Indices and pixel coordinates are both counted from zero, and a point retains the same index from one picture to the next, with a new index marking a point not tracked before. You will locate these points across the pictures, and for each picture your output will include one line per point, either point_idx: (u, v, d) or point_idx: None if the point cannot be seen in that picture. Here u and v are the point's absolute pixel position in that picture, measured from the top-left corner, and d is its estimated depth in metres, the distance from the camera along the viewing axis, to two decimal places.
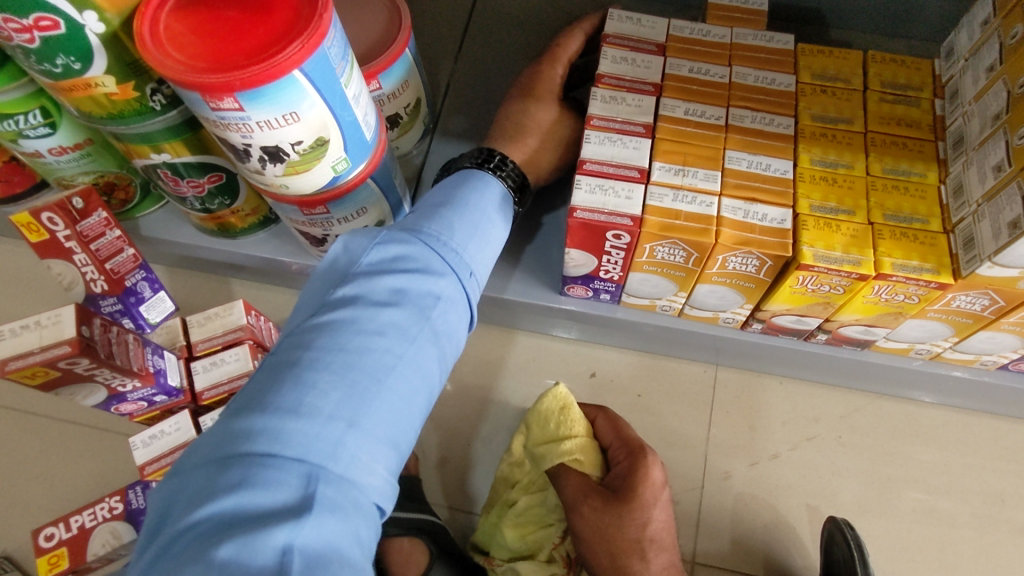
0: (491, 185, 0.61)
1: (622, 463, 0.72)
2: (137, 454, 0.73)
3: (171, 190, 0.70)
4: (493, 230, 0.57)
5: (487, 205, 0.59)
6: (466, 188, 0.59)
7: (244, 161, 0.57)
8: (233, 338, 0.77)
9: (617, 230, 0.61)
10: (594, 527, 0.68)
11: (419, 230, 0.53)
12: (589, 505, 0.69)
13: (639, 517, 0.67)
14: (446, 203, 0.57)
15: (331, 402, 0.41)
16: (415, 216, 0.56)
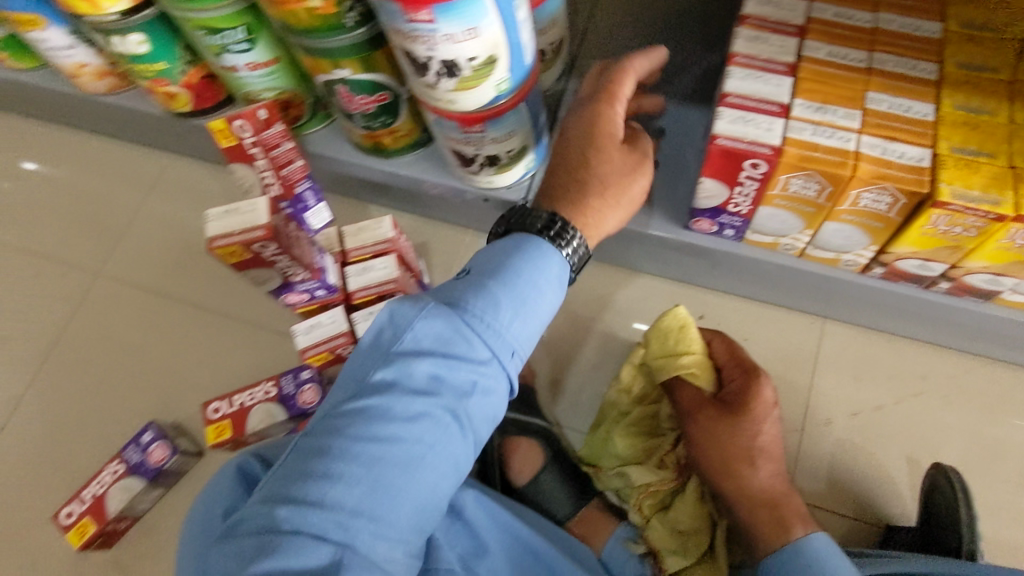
0: (552, 259, 0.59)
1: (734, 380, 0.80)
2: (300, 339, 0.84)
3: (344, 105, 0.79)
4: (546, 300, 0.58)
5: (535, 269, 0.58)
6: (520, 251, 0.59)
7: (421, 75, 0.64)
8: (382, 249, 0.86)
9: (756, 159, 0.65)
10: (711, 435, 0.76)
11: (459, 305, 0.55)
12: (705, 415, 0.77)
13: (751, 430, 0.75)
14: (491, 270, 0.58)
15: (352, 499, 0.47)
16: (458, 284, 0.58)
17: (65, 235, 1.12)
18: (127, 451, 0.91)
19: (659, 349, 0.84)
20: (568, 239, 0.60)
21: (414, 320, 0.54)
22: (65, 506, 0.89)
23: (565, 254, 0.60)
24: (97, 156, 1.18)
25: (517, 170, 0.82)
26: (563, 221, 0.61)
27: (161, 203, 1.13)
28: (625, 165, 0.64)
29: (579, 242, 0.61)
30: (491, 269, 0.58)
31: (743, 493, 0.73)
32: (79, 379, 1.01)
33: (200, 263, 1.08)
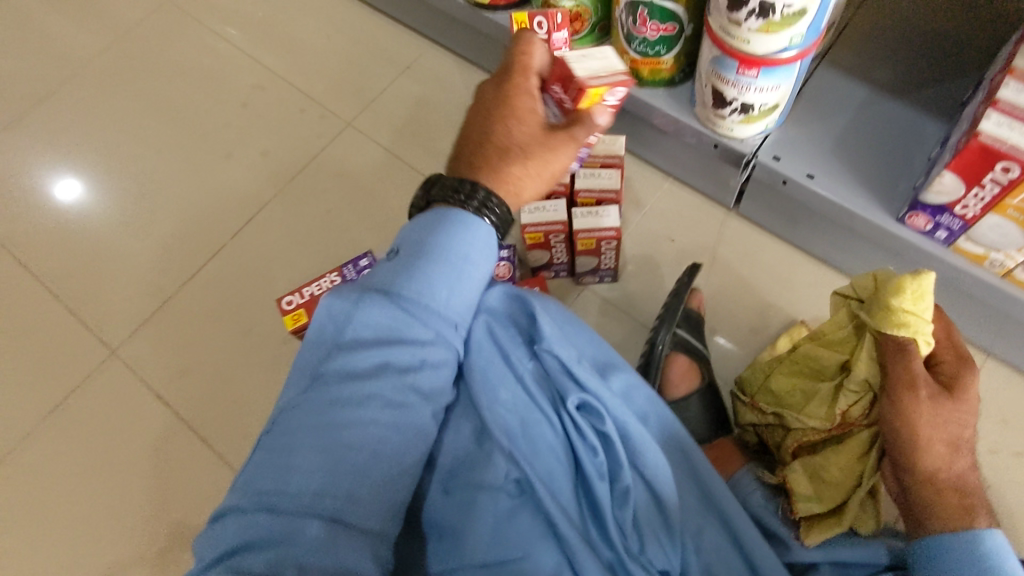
0: (478, 227, 0.64)
1: (946, 364, 0.74)
2: (523, 216, 0.96)
3: (633, 27, 0.89)
4: (475, 268, 0.64)
5: (466, 242, 0.64)
6: (435, 228, 0.63)
7: (733, 10, 0.74)
8: (612, 161, 0.97)
9: (1010, 163, 0.71)
10: (922, 414, 0.68)
11: (392, 290, 0.61)
12: (924, 394, 0.69)
13: (957, 419, 0.69)
14: (427, 251, 0.62)
15: (311, 462, 0.52)
16: (393, 261, 0.63)
17: (329, 84, 1.30)
18: (346, 268, 1.09)
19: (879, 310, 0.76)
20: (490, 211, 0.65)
21: (364, 310, 0.59)
22: (288, 295, 1.09)
23: (485, 222, 0.65)
24: (369, 28, 1.35)
25: (758, 125, 0.90)
26: (488, 192, 0.66)
27: (410, 81, 1.29)
28: (543, 134, 0.69)
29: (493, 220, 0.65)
30: (426, 247, 0.63)
31: (930, 476, 0.68)
32: (314, 203, 1.20)
33: (430, 139, 1.24)
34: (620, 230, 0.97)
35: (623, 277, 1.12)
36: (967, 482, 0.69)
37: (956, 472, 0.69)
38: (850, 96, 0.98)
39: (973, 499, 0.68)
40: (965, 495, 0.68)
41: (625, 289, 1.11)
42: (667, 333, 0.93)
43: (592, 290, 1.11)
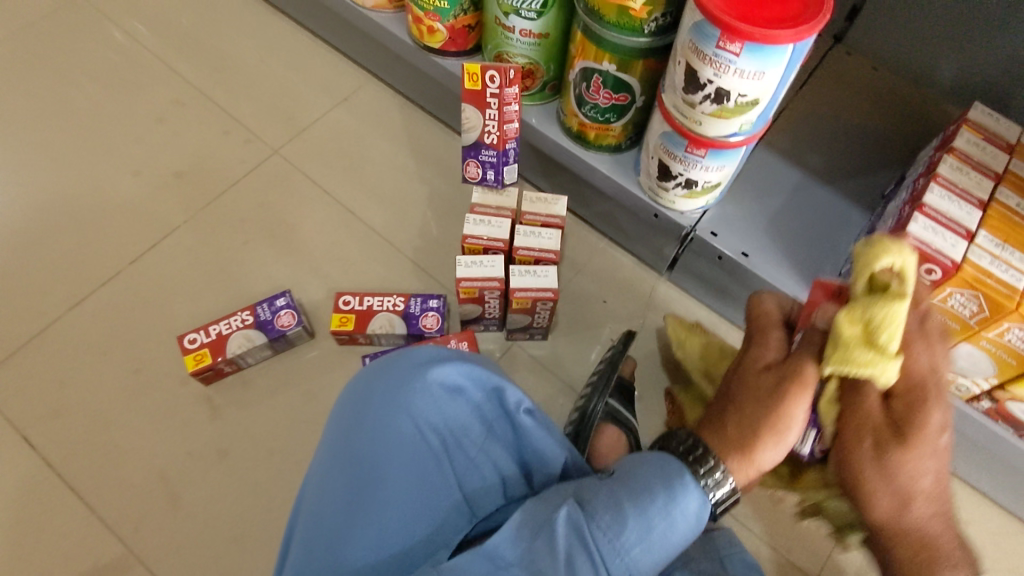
0: (692, 493, 0.58)
1: (900, 402, 0.62)
2: (459, 269, 0.93)
3: (585, 93, 0.89)
4: (680, 520, 0.57)
5: (646, 478, 0.59)
6: (665, 482, 0.58)
7: (689, 91, 0.74)
8: (553, 220, 0.96)
9: (934, 265, 0.74)
10: (882, 470, 0.60)
11: (586, 506, 0.56)
12: (870, 441, 0.61)
13: (916, 470, 0.60)
14: (636, 490, 0.57)
15: None
16: (607, 487, 0.58)
17: (258, 107, 1.23)
18: (260, 307, 1.01)
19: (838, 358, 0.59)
20: (716, 485, 0.61)
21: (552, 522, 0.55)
22: (191, 332, 1.00)
23: (710, 498, 0.60)
24: (305, 54, 1.29)
25: (699, 201, 0.91)
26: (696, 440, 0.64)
27: (345, 114, 1.24)
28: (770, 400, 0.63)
29: (727, 482, 0.61)
30: (631, 486, 0.58)
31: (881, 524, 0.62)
32: (230, 233, 1.12)
33: (362, 176, 1.18)
34: (558, 292, 0.93)
35: (553, 335, 1.09)
36: (935, 532, 0.61)
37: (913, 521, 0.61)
38: (786, 179, 1.01)
39: (939, 546, 0.61)
40: (926, 546, 0.61)
41: (555, 347, 1.08)
42: (600, 402, 0.89)
43: (521, 346, 1.08)
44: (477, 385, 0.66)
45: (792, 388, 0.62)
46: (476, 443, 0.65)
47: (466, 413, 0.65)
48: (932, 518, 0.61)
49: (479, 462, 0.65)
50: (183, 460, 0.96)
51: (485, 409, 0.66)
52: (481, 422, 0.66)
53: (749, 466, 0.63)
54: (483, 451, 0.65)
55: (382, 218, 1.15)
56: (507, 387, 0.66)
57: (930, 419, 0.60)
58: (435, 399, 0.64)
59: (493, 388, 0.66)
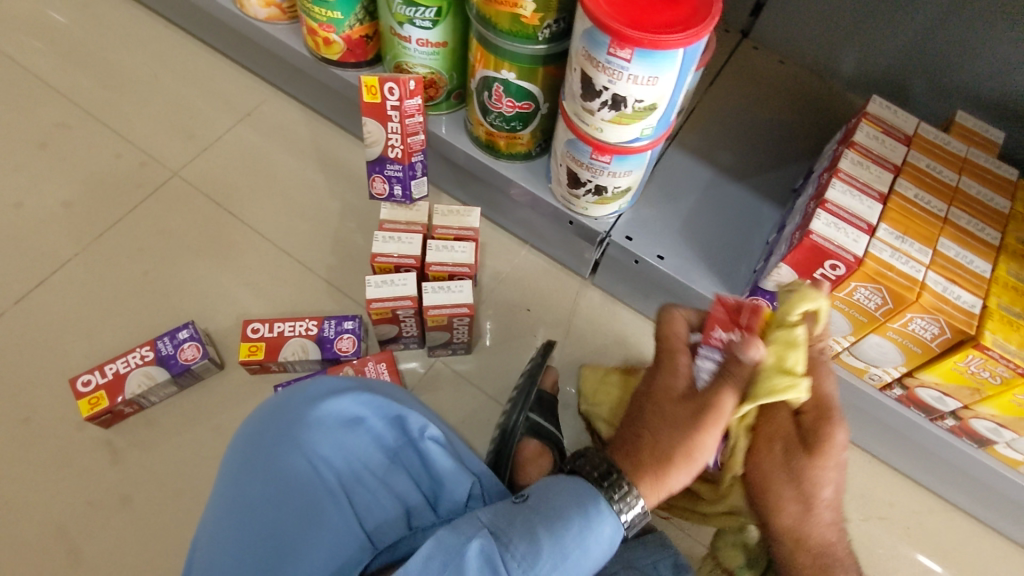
0: (607, 519, 0.56)
1: (809, 416, 0.65)
2: (369, 290, 0.89)
3: (488, 102, 0.86)
4: (591, 551, 0.54)
5: (569, 510, 0.55)
6: (579, 506, 0.55)
7: (587, 98, 0.73)
8: (465, 234, 0.93)
9: (838, 261, 0.74)
10: (788, 470, 0.64)
11: (502, 536, 0.53)
12: (780, 447, 0.65)
13: (821, 480, 0.62)
14: (550, 515, 0.55)
15: None
16: (522, 515, 0.55)
17: (154, 129, 1.16)
18: (160, 342, 0.95)
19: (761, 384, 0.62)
20: (627, 503, 0.57)
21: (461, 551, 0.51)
22: (85, 374, 0.93)
23: (622, 519, 0.57)
24: (203, 70, 1.23)
25: (612, 206, 0.90)
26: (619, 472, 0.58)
27: (248, 131, 1.18)
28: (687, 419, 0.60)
29: (639, 504, 0.57)
30: (547, 516, 0.55)
31: (789, 531, 0.64)
32: (126, 263, 1.05)
33: (269, 194, 1.13)
34: (474, 306, 0.91)
35: (478, 348, 1.06)
36: (830, 541, 0.64)
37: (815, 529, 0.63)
38: (697, 179, 1.01)
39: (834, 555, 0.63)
40: (822, 554, 0.63)
41: (479, 361, 1.05)
42: (520, 417, 0.88)
43: (444, 362, 1.05)
44: (376, 414, 0.64)
45: (710, 416, 0.59)
46: (375, 474, 0.62)
47: (365, 442, 0.62)
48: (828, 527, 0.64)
49: (379, 493, 0.61)
50: (82, 511, 0.89)
51: (385, 437, 0.64)
52: (382, 451, 0.63)
53: (661, 492, 0.59)
54: (383, 483, 0.62)
55: (293, 237, 1.10)
56: (409, 414, 0.65)
57: (838, 436, 0.63)
58: (330, 430, 0.61)
59: (393, 417, 0.64)
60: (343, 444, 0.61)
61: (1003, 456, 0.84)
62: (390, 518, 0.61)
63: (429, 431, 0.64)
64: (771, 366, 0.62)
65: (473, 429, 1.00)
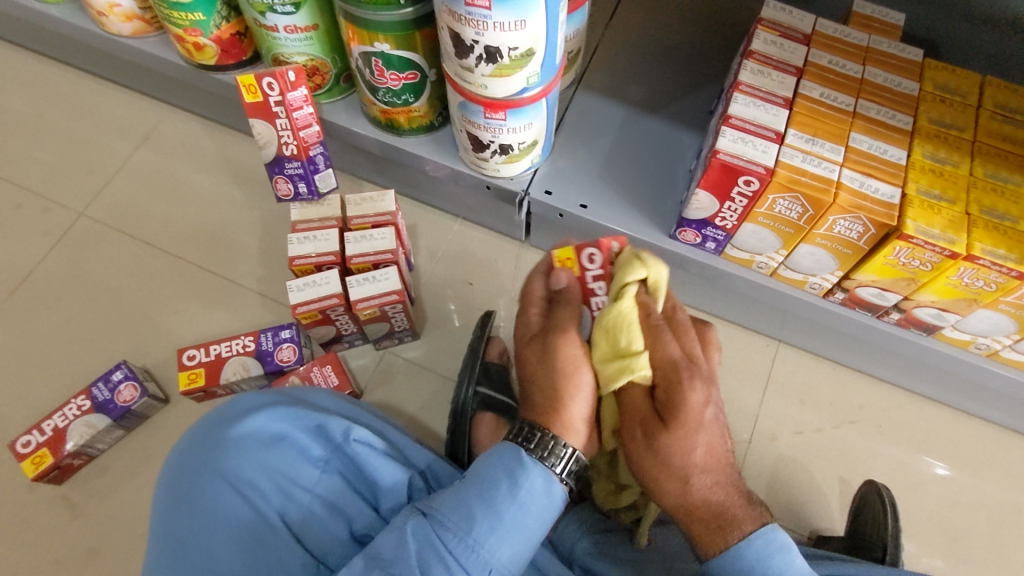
0: (534, 471, 0.56)
1: (661, 388, 0.57)
2: (292, 295, 0.86)
3: (373, 78, 0.82)
4: (533, 506, 0.56)
5: (502, 472, 0.57)
6: (505, 469, 0.56)
7: (462, 56, 0.69)
8: (382, 220, 0.91)
9: (750, 176, 0.72)
10: (651, 456, 0.57)
11: (434, 514, 0.55)
12: (641, 431, 0.58)
13: (690, 441, 0.55)
14: (480, 484, 0.56)
15: None
16: (454, 491, 0.57)
17: (52, 172, 1.12)
18: (95, 388, 0.91)
19: (608, 363, 0.60)
20: (558, 455, 0.57)
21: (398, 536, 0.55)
22: (24, 434, 0.89)
23: (555, 471, 0.57)
24: (92, 101, 1.19)
25: (523, 163, 0.87)
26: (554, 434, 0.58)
27: (150, 155, 1.14)
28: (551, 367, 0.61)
29: (568, 450, 0.58)
30: (480, 485, 0.56)
31: (677, 509, 0.57)
32: (48, 314, 1.01)
33: (183, 215, 1.09)
34: (403, 291, 0.88)
35: (425, 331, 1.03)
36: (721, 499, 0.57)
37: (698, 496, 0.56)
38: (610, 118, 0.97)
39: (730, 518, 0.56)
40: (717, 517, 0.56)
41: (429, 344, 1.02)
42: (469, 389, 0.87)
43: (393, 352, 1.02)
44: (296, 428, 0.63)
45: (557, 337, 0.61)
46: (310, 491, 0.61)
47: (290, 458, 0.61)
48: (716, 486, 0.57)
49: (316, 508, 0.61)
50: (49, 572, 0.87)
51: (311, 449, 0.63)
52: (311, 464, 0.62)
53: (574, 431, 0.60)
54: (319, 497, 0.61)
55: (215, 255, 1.06)
56: (329, 421, 0.64)
57: (691, 397, 0.56)
58: (249, 450, 0.60)
59: (314, 427, 0.63)
60: (268, 465, 0.60)
61: (953, 338, 0.84)
62: (332, 529, 0.61)
63: (352, 433, 0.63)
64: (609, 354, 0.60)
65: (433, 414, 0.98)
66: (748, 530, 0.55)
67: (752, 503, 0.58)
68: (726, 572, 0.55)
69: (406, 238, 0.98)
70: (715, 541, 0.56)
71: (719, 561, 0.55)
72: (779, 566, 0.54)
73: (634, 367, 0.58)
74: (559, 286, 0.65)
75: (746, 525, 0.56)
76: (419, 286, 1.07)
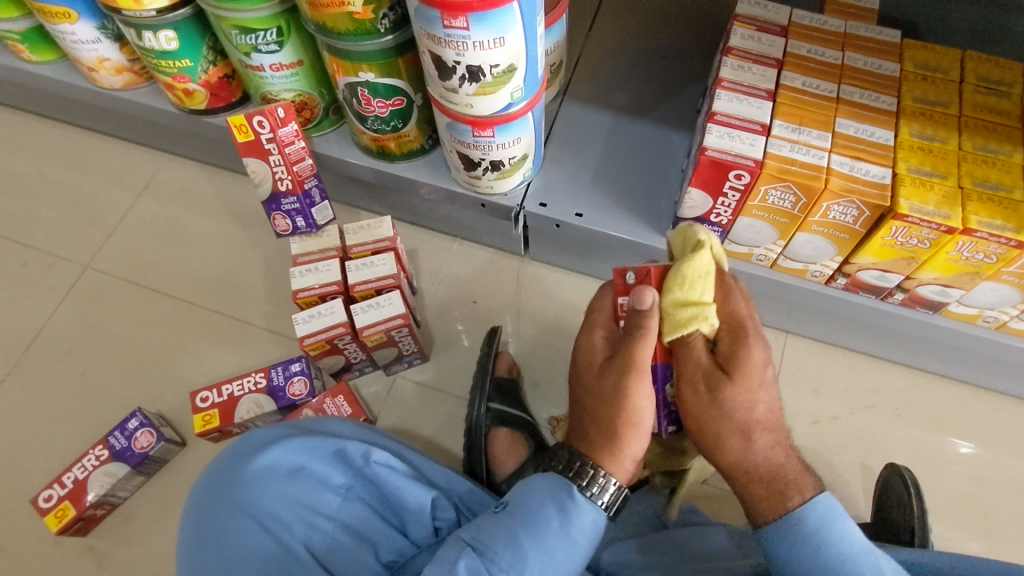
0: (588, 510, 0.56)
1: (724, 342, 0.59)
2: (299, 327, 0.87)
3: (360, 108, 0.84)
4: (577, 545, 0.55)
5: (551, 509, 0.56)
6: (555, 502, 0.56)
7: (445, 77, 0.71)
8: (382, 246, 0.91)
9: (740, 170, 0.72)
10: (718, 409, 0.57)
11: (484, 550, 0.54)
12: (705, 386, 0.58)
13: (752, 395, 0.57)
14: (528, 519, 0.56)
15: None
16: (500, 524, 0.56)
17: (55, 229, 1.14)
18: (112, 437, 0.91)
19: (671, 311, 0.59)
20: (605, 489, 0.57)
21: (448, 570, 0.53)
22: (45, 489, 0.89)
23: (601, 505, 0.57)
24: (91, 156, 1.21)
25: (516, 177, 0.88)
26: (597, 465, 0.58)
27: (149, 204, 1.16)
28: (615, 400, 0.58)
29: (615, 485, 0.58)
30: (525, 520, 0.55)
31: (736, 466, 0.59)
32: (62, 368, 1.02)
33: (186, 259, 1.10)
34: (408, 314, 0.88)
35: (433, 353, 1.04)
36: (779, 462, 0.58)
37: (762, 456, 0.58)
38: (598, 125, 0.98)
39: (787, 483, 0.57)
40: (774, 479, 0.57)
41: (438, 366, 1.03)
42: (481, 407, 0.87)
43: (403, 376, 1.02)
44: (314, 457, 0.63)
45: (631, 381, 0.58)
46: (332, 519, 0.61)
47: (312, 488, 0.62)
48: (778, 446, 0.59)
49: (343, 537, 0.61)
50: None
51: (330, 478, 0.63)
52: (333, 492, 0.63)
53: (623, 465, 0.59)
54: (345, 526, 0.62)
55: (220, 296, 1.07)
56: (347, 445, 0.64)
57: (755, 354, 0.58)
58: (272, 484, 0.60)
59: (332, 453, 0.64)
60: (292, 496, 0.60)
61: (960, 314, 0.83)
62: (361, 557, 0.61)
63: (370, 457, 0.64)
64: (678, 304, 0.59)
65: (449, 434, 0.98)
66: (808, 496, 0.56)
67: (811, 473, 0.58)
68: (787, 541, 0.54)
69: (407, 262, 0.99)
70: (773, 506, 0.56)
71: (780, 525, 0.55)
72: (841, 533, 0.53)
73: (705, 315, 0.58)
74: (643, 305, 0.57)
75: (806, 489, 0.56)
76: (424, 309, 1.07)
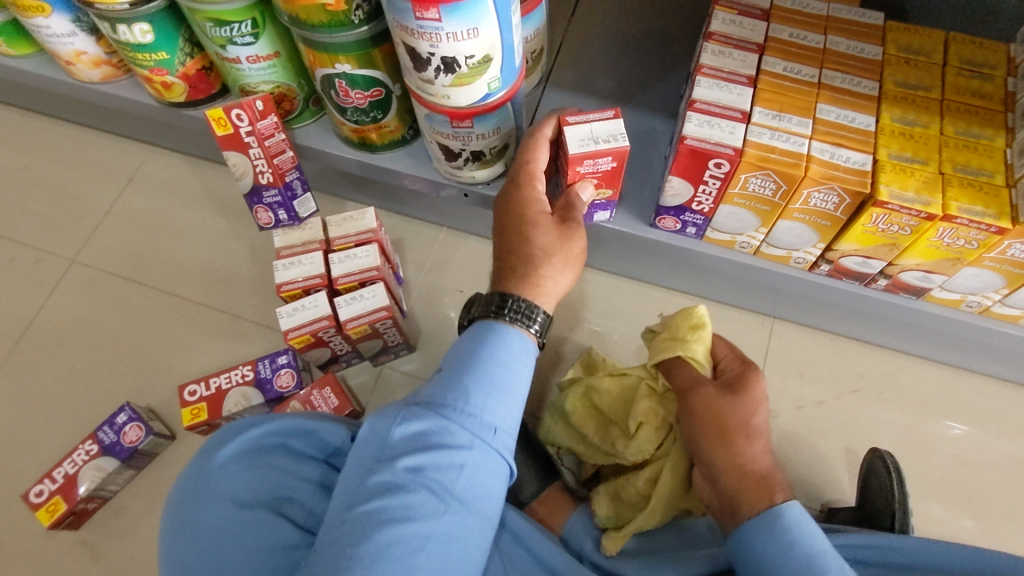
0: (510, 334, 0.60)
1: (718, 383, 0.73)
2: (283, 321, 0.87)
3: (339, 99, 0.83)
4: (513, 373, 0.59)
5: (484, 347, 0.59)
6: (479, 339, 0.59)
7: (421, 69, 0.70)
8: (365, 238, 0.91)
9: (719, 158, 0.71)
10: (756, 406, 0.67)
11: (427, 400, 0.56)
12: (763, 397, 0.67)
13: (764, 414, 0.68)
14: (460, 362, 0.58)
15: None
16: (436, 378, 0.58)
17: (43, 223, 1.14)
18: (101, 432, 0.91)
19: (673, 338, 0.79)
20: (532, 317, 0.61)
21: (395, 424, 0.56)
22: (36, 484, 0.89)
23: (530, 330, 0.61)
24: (75, 149, 1.20)
25: (497, 167, 0.88)
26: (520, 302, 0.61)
27: (135, 197, 1.15)
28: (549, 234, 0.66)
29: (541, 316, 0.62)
30: (457, 362, 0.58)
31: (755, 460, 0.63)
32: (51, 362, 1.03)
33: (173, 251, 1.10)
34: (392, 306, 0.88)
35: (420, 343, 1.04)
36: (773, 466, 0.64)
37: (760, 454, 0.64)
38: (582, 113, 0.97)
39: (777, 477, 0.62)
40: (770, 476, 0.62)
41: (425, 356, 1.03)
42: None
43: (391, 367, 1.02)
44: (288, 434, 0.66)
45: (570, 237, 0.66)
46: (311, 483, 0.64)
47: (287, 461, 0.64)
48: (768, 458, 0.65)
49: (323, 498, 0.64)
50: None
51: (304, 451, 0.66)
52: (308, 463, 0.65)
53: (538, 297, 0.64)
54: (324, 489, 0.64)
55: (207, 287, 1.07)
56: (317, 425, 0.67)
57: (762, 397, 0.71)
58: (247, 467, 0.62)
59: (304, 431, 0.66)
60: (268, 471, 0.63)
61: (944, 299, 0.83)
62: None
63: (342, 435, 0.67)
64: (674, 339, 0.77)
65: None
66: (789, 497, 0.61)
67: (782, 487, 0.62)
68: (800, 526, 0.56)
69: (392, 252, 0.99)
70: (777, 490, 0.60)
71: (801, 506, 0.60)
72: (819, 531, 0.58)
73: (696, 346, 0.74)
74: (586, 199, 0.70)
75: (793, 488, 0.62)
76: (411, 299, 1.07)
